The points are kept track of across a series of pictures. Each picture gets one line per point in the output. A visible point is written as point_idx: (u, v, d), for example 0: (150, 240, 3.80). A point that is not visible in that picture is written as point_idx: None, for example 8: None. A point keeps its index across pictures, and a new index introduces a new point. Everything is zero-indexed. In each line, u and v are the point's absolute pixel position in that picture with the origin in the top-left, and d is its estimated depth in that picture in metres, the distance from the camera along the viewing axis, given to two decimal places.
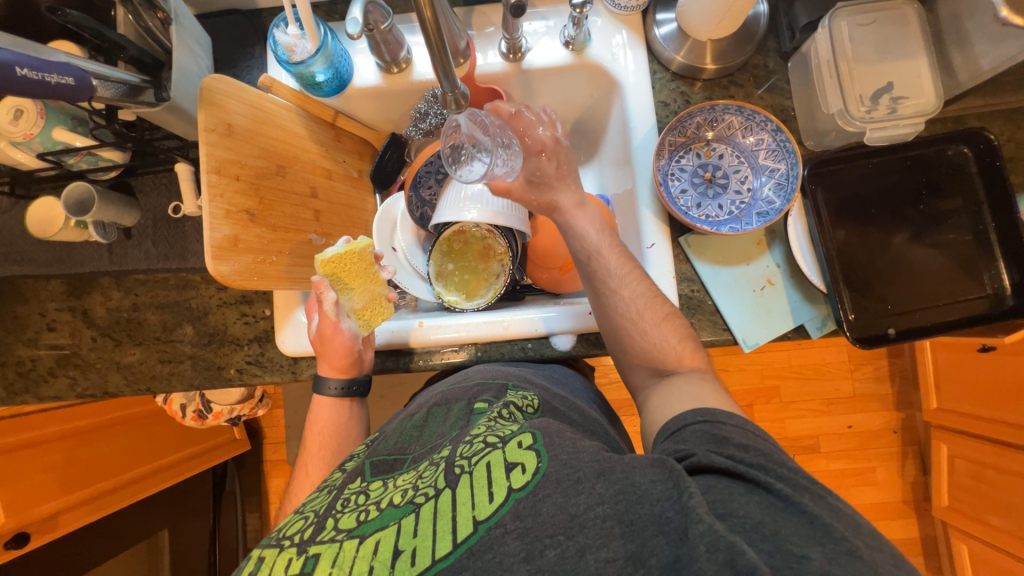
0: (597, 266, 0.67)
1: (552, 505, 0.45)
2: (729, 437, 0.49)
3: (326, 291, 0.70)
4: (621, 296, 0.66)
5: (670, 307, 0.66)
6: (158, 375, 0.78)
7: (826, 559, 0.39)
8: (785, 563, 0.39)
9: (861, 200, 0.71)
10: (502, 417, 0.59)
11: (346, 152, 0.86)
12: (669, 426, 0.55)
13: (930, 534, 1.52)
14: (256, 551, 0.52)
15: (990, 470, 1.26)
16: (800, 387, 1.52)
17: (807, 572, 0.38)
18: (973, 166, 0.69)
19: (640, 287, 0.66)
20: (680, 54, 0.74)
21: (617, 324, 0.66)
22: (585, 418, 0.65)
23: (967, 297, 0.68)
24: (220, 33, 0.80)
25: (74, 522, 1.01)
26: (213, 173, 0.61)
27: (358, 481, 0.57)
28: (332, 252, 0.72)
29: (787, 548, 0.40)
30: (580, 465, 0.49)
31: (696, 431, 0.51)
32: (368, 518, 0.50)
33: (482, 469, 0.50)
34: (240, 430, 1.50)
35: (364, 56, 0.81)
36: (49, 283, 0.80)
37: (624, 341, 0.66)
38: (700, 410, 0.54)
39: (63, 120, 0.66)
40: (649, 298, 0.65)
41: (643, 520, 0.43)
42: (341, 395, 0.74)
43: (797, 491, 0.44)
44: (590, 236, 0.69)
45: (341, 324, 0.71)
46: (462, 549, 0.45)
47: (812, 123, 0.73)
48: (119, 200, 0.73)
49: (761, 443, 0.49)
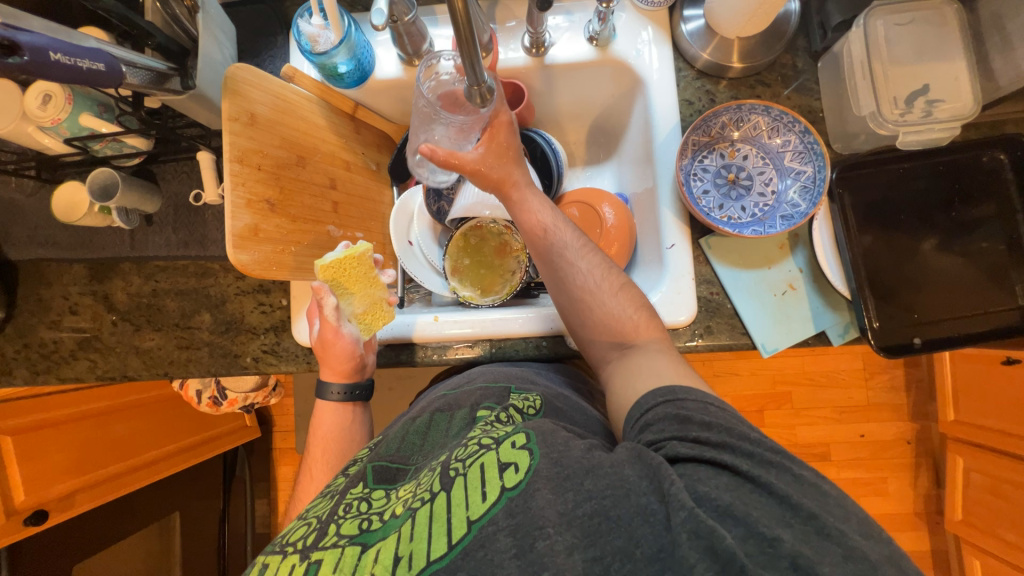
0: (554, 240, 0.66)
1: (542, 499, 0.46)
2: (689, 415, 0.49)
3: (327, 296, 0.69)
4: (578, 268, 0.65)
5: (626, 278, 0.66)
6: (175, 360, 0.79)
7: (796, 538, 0.40)
8: (759, 548, 0.40)
9: (889, 205, 0.69)
10: (498, 420, 0.59)
11: (365, 144, 0.85)
12: (634, 415, 0.54)
13: (941, 548, 1.49)
14: (260, 557, 0.52)
15: (1007, 485, 1.23)
16: (814, 394, 1.50)
17: (780, 556, 0.39)
18: (1009, 173, 0.67)
19: (595, 259, 0.66)
20: (707, 52, 0.73)
21: (575, 300, 0.65)
22: (587, 418, 0.65)
23: (997, 308, 0.66)
24: (244, 23, 0.80)
25: (90, 502, 1.04)
26: (236, 162, 0.61)
27: (360, 487, 0.57)
28: (331, 258, 0.71)
29: (759, 531, 0.40)
30: (568, 462, 0.48)
31: (659, 414, 0.51)
32: (370, 527, 0.50)
33: (476, 470, 0.49)
34: (251, 418, 1.52)
35: (386, 48, 0.80)
36: (72, 267, 0.81)
37: (581, 317, 0.65)
38: (658, 391, 0.53)
39: (90, 106, 0.67)
40: (605, 269, 0.65)
41: (629, 514, 0.43)
42: (343, 399, 0.75)
43: (762, 468, 0.44)
44: (543, 212, 0.67)
45: (341, 328, 0.71)
46: (457, 550, 0.45)
47: (841, 125, 0.72)
48: (141, 187, 0.74)
49: (721, 417, 0.49)
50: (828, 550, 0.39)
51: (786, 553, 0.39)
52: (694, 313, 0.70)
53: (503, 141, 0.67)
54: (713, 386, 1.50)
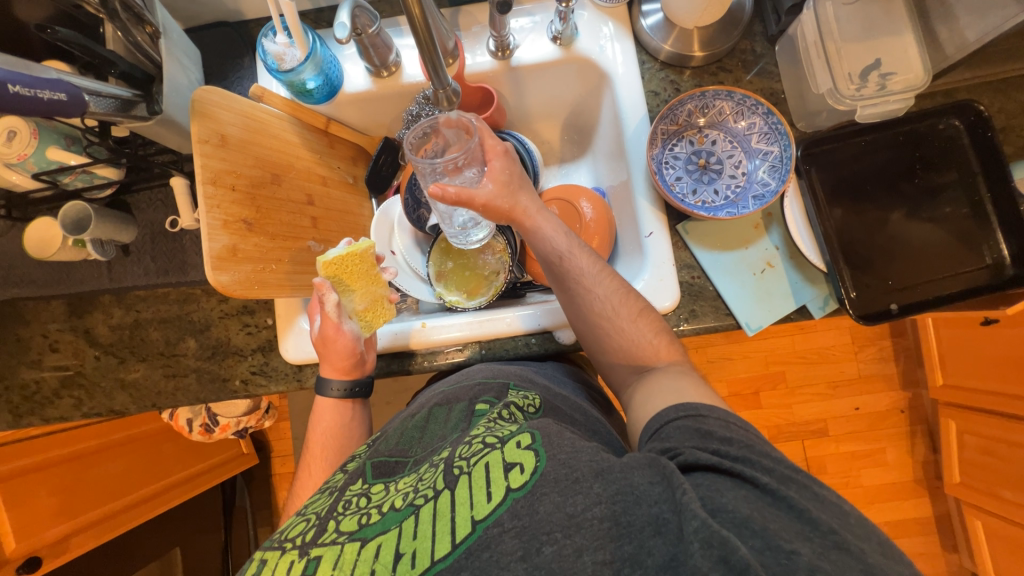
0: (569, 267, 0.66)
1: (550, 504, 0.45)
2: (712, 430, 0.49)
3: (328, 292, 0.70)
4: (595, 295, 0.64)
5: (644, 302, 0.66)
6: (163, 390, 0.78)
7: (815, 552, 0.40)
8: (775, 559, 0.39)
9: (856, 178, 0.71)
10: (501, 417, 0.58)
11: (340, 158, 0.86)
12: (652, 424, 0.55)
13: (943, 512, 1.51)
14: (256, 554, 0.51)
15: (1000, 444, 1.26)
16: (806, 371, 1.52)
17: (797, 567, 0.39)
18: (965, 139, 0.69)
19: (613, 284, 0.65)
20: (668, 43, 0.74)
21: (592, 324, 0.65)
22: (586, 417, 0.65)
23: (966, 269, 0.68)
24: (210, 47, 0.80)
25: (86, 544, 1.01)
26: (209, 184, 0.61)
27: (359, 483, 0.57)
28: (334, 254, 0.71)
29: (777, 544, 0.40)
30: (577, 464, 0.48)
31: (679, 427, 0.51)
32: (369, 521, 0.50)
33: (480, 469, 0.49)
34: (247, 445, 1.50)
35: (354, 62, 0.81)
36: (50, 303, 0.80)
37: (599, 341, 0.66)
38: (681, 405, 0.53)
39: (56, 140, 0.66)
40: (623, 294, 0.65)
41: (640, 522, 0.43)
42: (343, 396, 0.73)
43: (782, 484, 0.45)
44: (557, 239, 0.66)
45: (342, 325, 0.71)
46: (460, 550, 0.45)
47: (802, 104, 0.74)
48: (116, 218, 0.73)
49: (743, 435, 0.49)
50: (848, 566, 0.40)
51: (804, 566, 0.39)
52: (677, 299, 0.71)
53: (505, 169, 0.66)
54: (707, 372, 1.52)
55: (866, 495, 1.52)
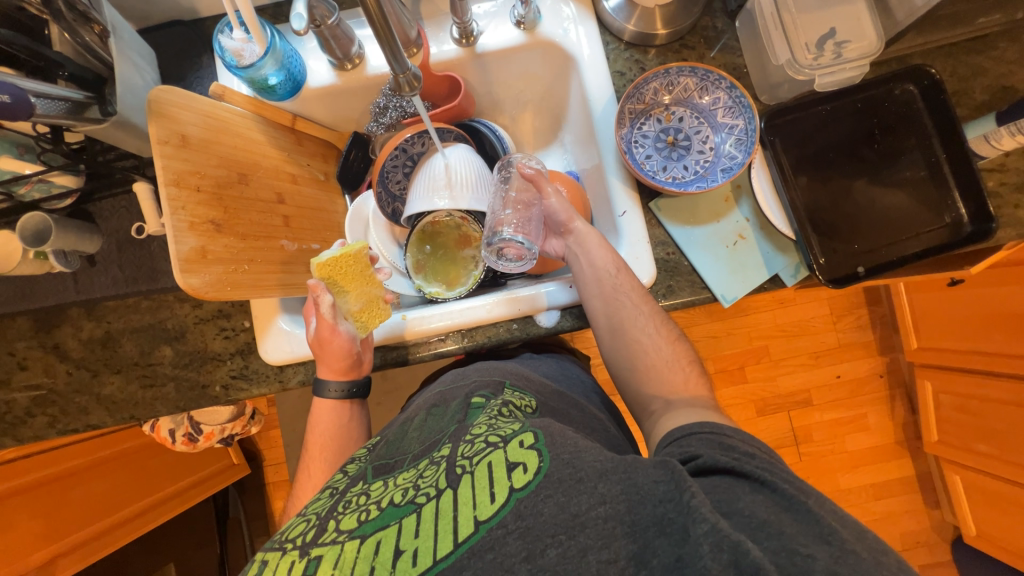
0: (617, 282, 0.68)
1: (554, 505, 0.45)
2: (734, 445, 0.50)
3: (322, 294, 0.69)
4: (639, 314, 0.67)
5: (676, 329, 0.68)
6: (140, 401, 0.76)
7: (799, 535, 0.41)
8: (789, 560, 0.39)
9: (819, 148, 0.73)
10: (501, 414, 0.58)
11: (310, 156, 0.85)
12: (674, 433, 0.55)
13: (925, 471, 1.57)
14: (258, 554, 0.51)
15: (972, 401, 1.31)
16: (787, 344, 1.56)
17: (813, 570, 0.39)
18: (920, 102, 0.71)
19: (652, 307, 0.68)
20: (631, 23, 0.75)
21: (632, 344, 0.66)
22: (582, 412, 0.67)
23: (926, 229, 0.70)
24: (166, 47, 0.78)
25: (71, 567, 0.97)
26: (172, 185, 0.60)
27: (360, 484, 0.57)
28: (327, 256, 0.70)
29: (793, 547, 0.40)
30: (581, 465, 0.48)
31: (702, 437, 0.52)
32: (368, 518, 0.50)
33: (483, 469, 0.50)
34: (236, 455, 1.48)
35: (316, 56, 0.80)
36: (15, 321, 0.77)
37: (631, 359, 0.67)
38: (707, 423, 0.54)
39: (8, 149, 0.64)
40: (661, 319, 0.68)
41: (645, 520, 0.44)
42: (342, 396, 0.73)
43: (801, 492, 0.45)
44: (607, 255, 0.70)
45: (338, 326, 0.70)
46: (463, 549, 0.45)
47: (764, 78, 0.75)
48: (78, 228, 0.71)
49: (764, 454, 0.50)
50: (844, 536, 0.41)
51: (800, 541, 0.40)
52: (653, 276, 0.73)
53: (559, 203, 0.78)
54: None
55: (852, 461, 1.56)
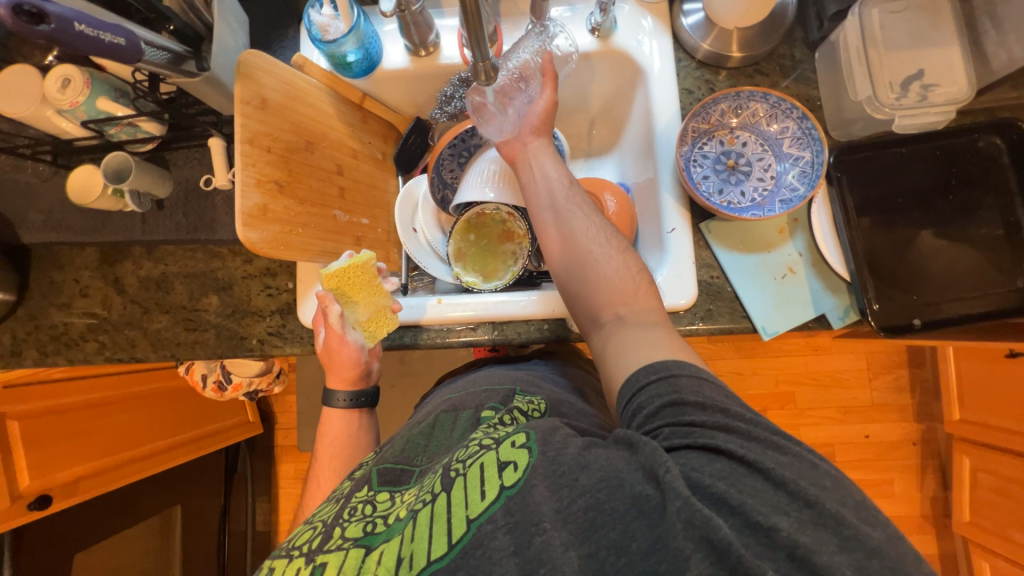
0: (566, 199, 0.68)
1: (539, 495, 0.45)
2: (683, 399, 0.48)
3: (331, 305, 0.70)
4: (586, 224, 0.65)
5: (628, 244, 0.66)
6: (182, 342, 0.80)
7: (793, 526, 0.40)
8: (754, 536, 0.40)
9: (888, 191, 0.70)
10: (502, 422, 0.61)
11: (372, 134, 0.88)
12: (625, 394, 0.53)
13: (949, 552, 1.47)
14: (267, 561, 0.53)
15: (1015, 484, 1.23)
16: (816, 393, 1.49)
17: (776, 544, 0.39)
18: (1005, 158, 0.67)
19: (602, 220, 0.67)
20: (707, 42, 0.74)
21: (580, 257, 0.64)
22: (594, 422, 0.65)
23: (993, 290, 0.67)
24: (258, 15, 0.83)
25: (95, 489, 1.04)
26: (246, 143, 0.63)
27: (365, 490, 0.58)
28: (336, 266, 0.72)
29: (755, 521, 0.40)
30: (564, 460, 0.48)
31: (650, 393, 0.50)
32: (375, 530, 0.51)
33: (475, 469, 0.49)
34: (252, 414, 1.52)
35: (394, 40, 0.83)
36: (84, 251, 0.83)
37: (581, 270, 0.64)
38: (652, 367, 0.52)
39: (107, 91, 0.69)
40: (612, 233, 0.66)
41: (622, 506, 0.43)
42: (349, 406, 0.77)
43: (762, 455, 0.44)
44: (558, 171, 0.70)
45: (346, 335, 0.72)
46: (457, 549, 0.45)
47: (839, 113, 0.73)
48: (154, 172, 0.76)
49: (715, 397, 0.48)
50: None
51: None
52: (694, 296, 0.71)
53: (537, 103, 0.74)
54: None
55: None
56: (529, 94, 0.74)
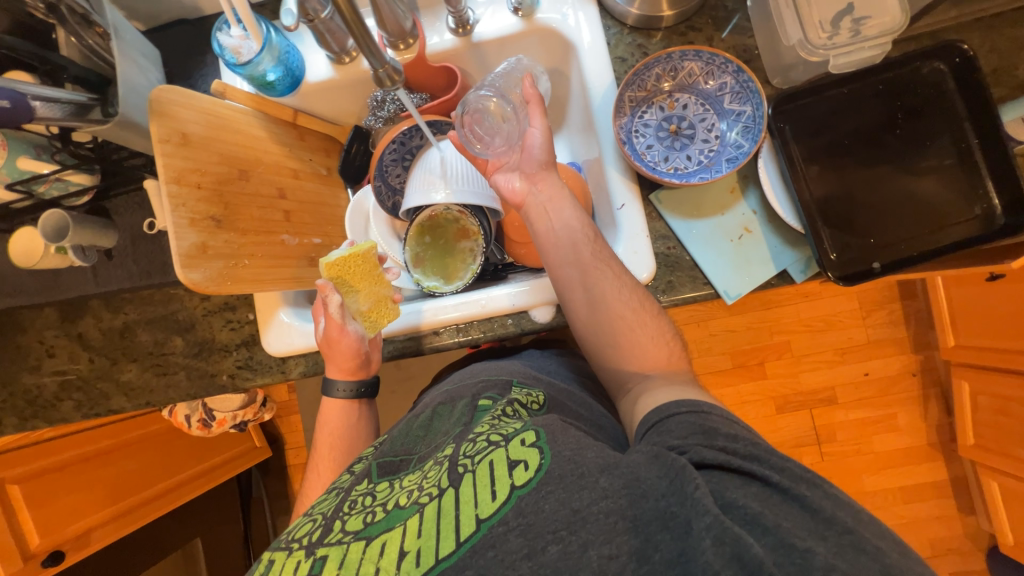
0: (591, 261, 0.65)
1: (556, 501, 0.45)
2: (715, 428, 0.49)
3: (331, 293, 0.70)
4: (614, 288, 0.64)
5: (653, 302, 0.66)
6: (155, 387, 0.80)
7: (831, 552, 0.40)
8: (789, 558, 0.40)
9: (837, 134, 0.68)
10: (506, 414, 0.58)
11: (312, 151, 0.86)
12: (651, 418, 0.54)
13: (959, 476, 1.48)
14: (267, 553, 0.53)
15: (1014, 403, 1.23)
16: (810, 340, 1.49)
17: (812, 566, 0.39)
18: (951, 82, 0.65)
19: (627, 281, 0.65)
20: (634, 6, 0.71)
21: (609, 318, 0.64)
22: (589, 410, 0.66)
23: (953, 221, 0.65)
24: (174, 46, 0.80)
25: (108, 536, 1.07)
26: (173, 182, 0.62)
27: (366, 482, 0.58)
28: (337, 255, 0.72)
29: (789, 542, 0.40)
30: (583, 461, 0.48)
31: (682, 421, 0.51)
32: (374, 520, 0.50)
33: (484, 467, 0.49)
34: (260, 438, 1.55)
35: (316, 51, 0.80)
36: (43, 311, 0.82)
37: (611, 334, 0.65)
38: (682, 402, 0.53)
39: (26, 150, 0.67)
40: (637, 291, 0.65)
41: (648, 515, 0.43)
42: (349, 396, 0.76)
43: (794, 482, 0.45)
44: (577, 227, 0.68)
45: (346, 326, 0.72)
46: (465, 548, 0.45)
47: (777, 59, 0.71)
48: (95, 224, 0.75)
49: (746, 433, 0.50)
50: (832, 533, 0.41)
51: (791, 550, 0.40)
52: (650, 272, 0.70)
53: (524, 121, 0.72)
54: (708, 345, 1.51)
55: (876, 462, 1.49)
56: (516, 126, 0.72)
